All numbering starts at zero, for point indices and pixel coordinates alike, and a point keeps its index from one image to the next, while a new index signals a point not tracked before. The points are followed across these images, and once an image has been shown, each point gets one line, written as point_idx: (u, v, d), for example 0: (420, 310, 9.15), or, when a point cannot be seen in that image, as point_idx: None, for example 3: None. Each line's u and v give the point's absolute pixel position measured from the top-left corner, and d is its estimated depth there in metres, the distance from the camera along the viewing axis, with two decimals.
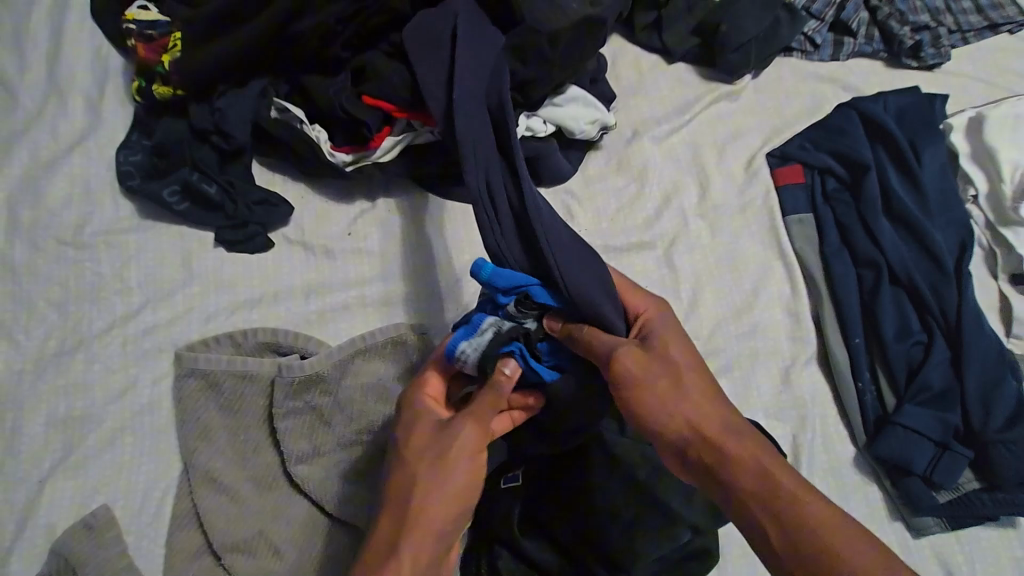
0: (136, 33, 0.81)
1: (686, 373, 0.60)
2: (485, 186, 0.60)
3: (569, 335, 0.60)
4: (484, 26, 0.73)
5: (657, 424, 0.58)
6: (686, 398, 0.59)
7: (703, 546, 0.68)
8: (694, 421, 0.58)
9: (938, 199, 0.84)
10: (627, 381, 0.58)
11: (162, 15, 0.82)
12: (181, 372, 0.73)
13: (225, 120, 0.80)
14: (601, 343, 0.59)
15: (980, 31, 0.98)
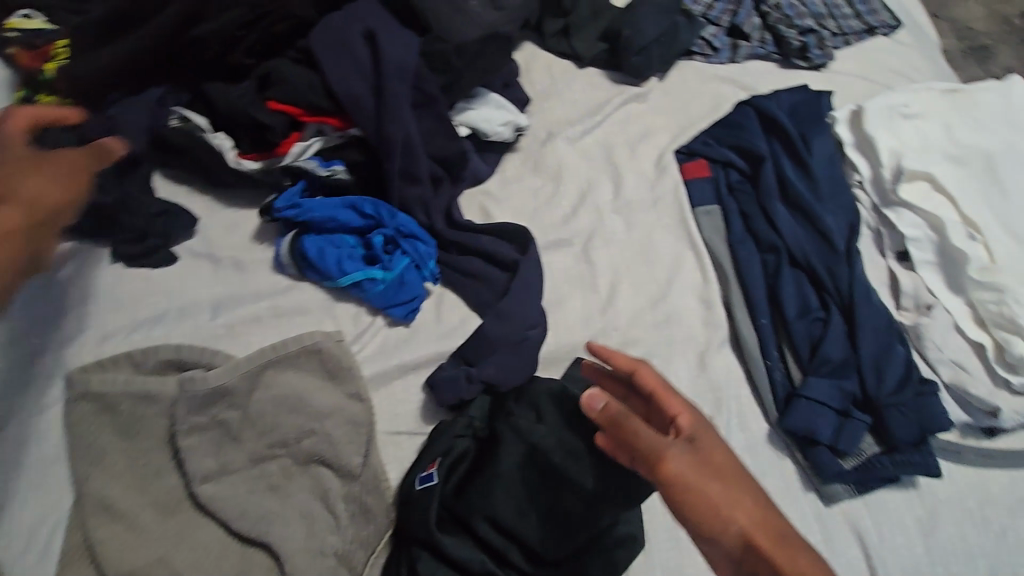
0: (19, 41, 0.80)
1: (737, 475, 0.54)
2: (412, 171, 0.83)
3: (610, 420, 0.57)
4: (391, 23, 0.82)
5: (711, 533, 0.51)
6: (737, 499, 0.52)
7: (628, 532, 0.67)
8: (742, 528, 0.51)
9: (828, 184, 0.90)
10: (668, 478, 0.53)
11: (48, 24, 0.83)
12: (74, 395, 0.69)
13: (120, 127, 0.77)
14: (641, 434, 0.55)
15: (859, 34, 1.07)
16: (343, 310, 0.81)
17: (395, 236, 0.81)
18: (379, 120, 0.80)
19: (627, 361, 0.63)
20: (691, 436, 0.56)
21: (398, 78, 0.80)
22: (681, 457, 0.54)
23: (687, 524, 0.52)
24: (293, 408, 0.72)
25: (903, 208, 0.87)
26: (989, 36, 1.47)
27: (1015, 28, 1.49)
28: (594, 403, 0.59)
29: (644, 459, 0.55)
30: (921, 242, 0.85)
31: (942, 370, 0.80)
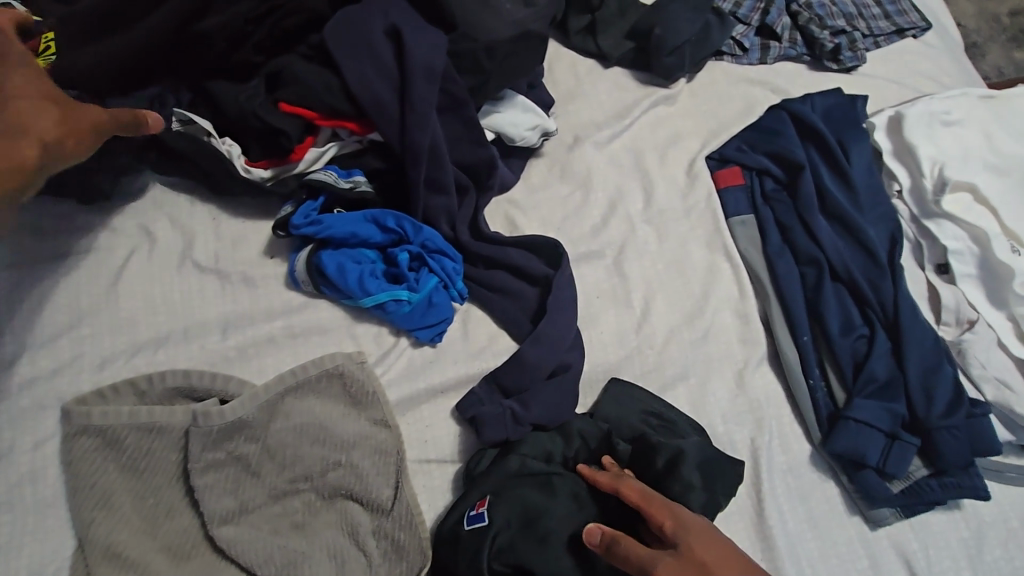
0: None
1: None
2: (436, 181, 0.78)
3: (606, 547, 0.59)
4: (413, 19, 0.76)
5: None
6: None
7: None
8: None
9: (868, 194, 0.87)
10: None
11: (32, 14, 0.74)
12: (70, 430, 0.62)
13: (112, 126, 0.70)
14: (633, 557, 0.56)
15: (889, 35, 1.04)
16: (363, 328, 0.75)
17: (422, 254, 0.76)
18: (403, 129, 0.74)
19: (607, 480, 0.65)
20: (677, 540, 0.57)
21: (425, 81, 0.74)
22: (669, 568, 0.55)
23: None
24: (315, 436, 0.67)
25: (944, 219, 0.84)
26: (976, 35, 1.45)
27: (1000, 26, 1.47)
28: (593, 534, 0.60)
29: None
30: (962, 256, 0.83)
31: (986, 389, 0.78)
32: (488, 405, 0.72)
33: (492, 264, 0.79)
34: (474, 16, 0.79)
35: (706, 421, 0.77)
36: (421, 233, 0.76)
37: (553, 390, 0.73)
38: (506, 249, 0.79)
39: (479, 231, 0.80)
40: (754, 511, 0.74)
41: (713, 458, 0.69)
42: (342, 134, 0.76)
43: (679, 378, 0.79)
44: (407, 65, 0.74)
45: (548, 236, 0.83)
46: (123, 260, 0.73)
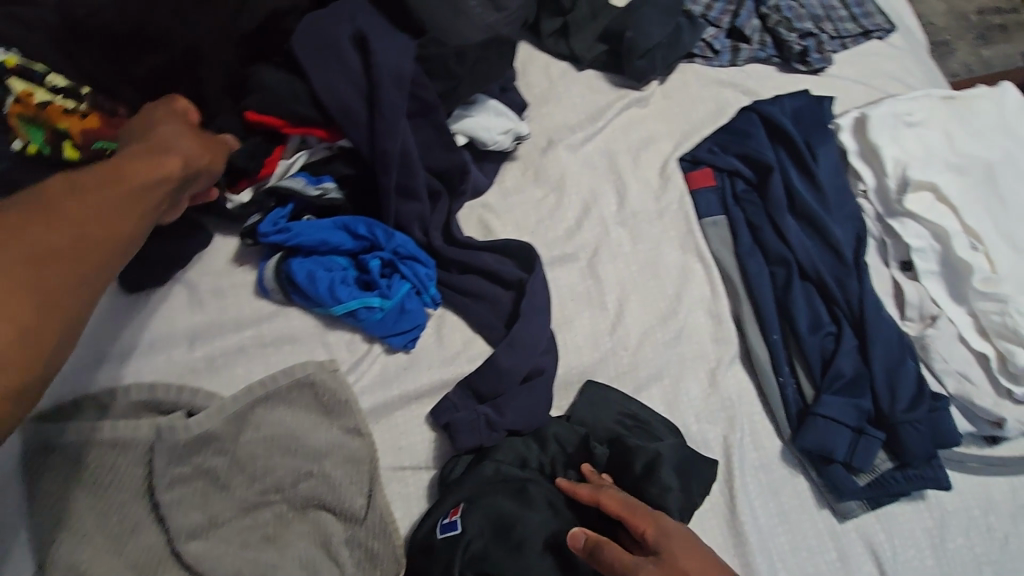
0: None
1: None
2: (406, 186, 0.77)
3: (591, 556, 0.59)
4: (383, 27, 0.76)
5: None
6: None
7: None
8: None
9: (835, 194, 0.88)
10: None
11: None
12: (30, 448, 0.60)
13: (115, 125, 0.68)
14: (619, 564, 0.56)
15: (855, 37, 1.06)
16: (335, 336, 0.74)
17: (394, 262, 0.76)
18: (372, 135, 0.74)
19: (588, 493, 0.65)
20: (659, 547, 0.57)
21: (394, 88, 0.74)
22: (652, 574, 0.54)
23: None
24: (286, 446, 0.66)
25: (908, 218, 0.86)
26: (947, 32, 1.49)
27: (964, 25, 1.51)
28: (577, 540, 0.60)
29: None
30: (925, 253, 0.85)
31: (948, 382, 0.80)
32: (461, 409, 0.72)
33: (463, 268, 0.79)
34: (446, 23, 0.78)
35: (680, 419, 0.78)
36: (391, 239, 0.76)
37: (527, 394, 0.73)
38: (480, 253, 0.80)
39: (450, 236, 0.80)
40: (727, 508, 0.75)
41: (684, 458, 0.70)
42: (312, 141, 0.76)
43: (653, 379, 0.80)
44: (375, 72, 0.73)
45: (522, 239, 0.83)
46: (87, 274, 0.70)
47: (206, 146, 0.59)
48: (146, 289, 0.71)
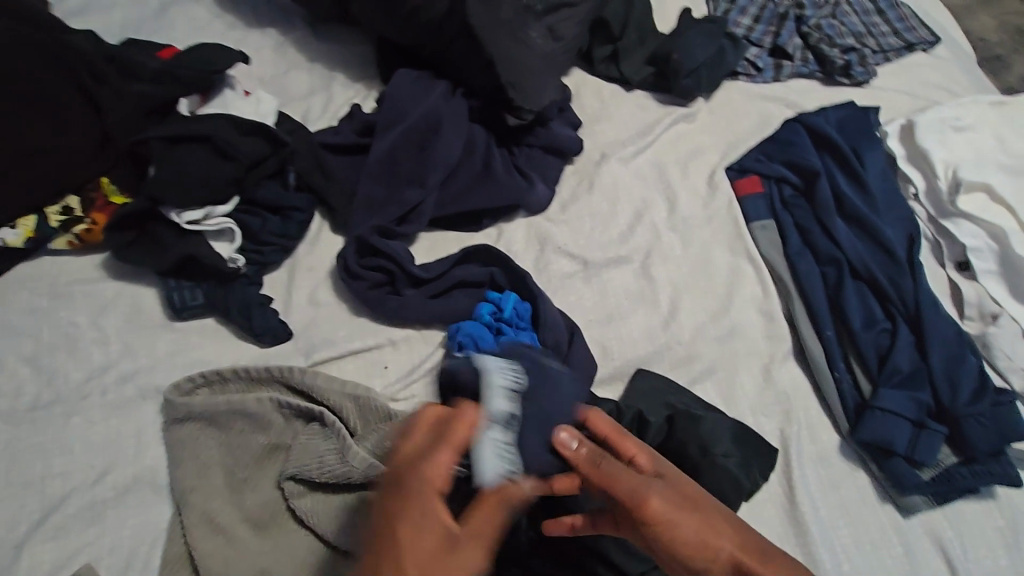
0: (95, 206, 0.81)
1: (704, 504, 0.60)
2: (444, 185, 0.90)
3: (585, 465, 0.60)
4: (445, 92, 0.91)
5: (696, 559, 0.57)
6: (713, 527, 0.58)
7: None
8: (713, 547, 0.57)
9: (884, 197, 0.91)
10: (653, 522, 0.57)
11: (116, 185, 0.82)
12: (174, 416, 0.73)
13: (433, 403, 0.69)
14: (625, 485, 0.58)
15: (899, 50, 1.10)
16: (401, 334, 0.84)
17: (500, 313, 0.82)
18: (433, 153, 0.88)
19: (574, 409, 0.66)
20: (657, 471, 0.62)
21: (455, 127, 0.90)
22: (660, 492, 0.58)
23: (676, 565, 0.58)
24: (383, 417, 0.75)
25: (962, 219, 0.87)
26: (1001, 47, 1.49)
27: None
28: (568, 443, 0.61)
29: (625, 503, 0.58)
30: (981, 253, 0.86)
31: (1014, 380, 0.80)
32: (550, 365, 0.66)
33: (450, 225, 0.91)
34: (508, 54, 0.88)
35: (735, 412, 0.81)
36: (459, 283, 0.86)
37: (577, 348, 0.81)
38: (484, 222, 0.92)
39: (442, 219, 0.91)
40: (786, 498, 0.76)
41: (737, 442, 0.75)
42: (258, 117, 0.87)
43: (708, 372, 0.84)
44: (434, 113, 0.89)
45: (512, 218, 0.94)
46: (207, 307, 0.80)
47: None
48: (227, 279, 0.81)
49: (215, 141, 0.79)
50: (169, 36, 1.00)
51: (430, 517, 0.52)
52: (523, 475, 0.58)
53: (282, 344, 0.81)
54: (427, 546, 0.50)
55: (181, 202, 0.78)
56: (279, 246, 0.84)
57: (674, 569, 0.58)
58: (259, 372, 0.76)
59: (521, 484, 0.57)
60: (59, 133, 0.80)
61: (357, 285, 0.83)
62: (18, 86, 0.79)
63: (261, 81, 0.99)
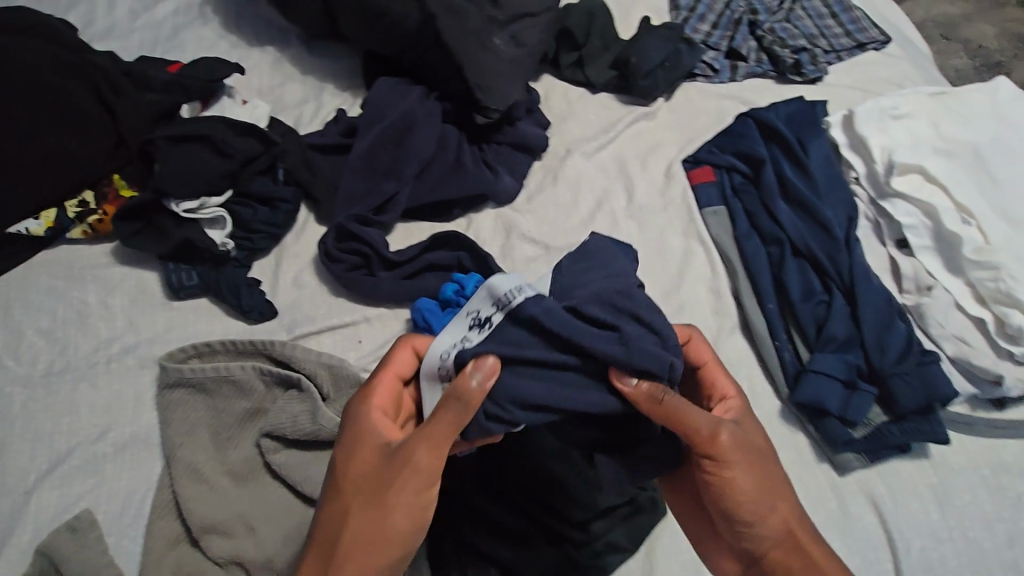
0: (108, 200, 0.92)
1: (770, 465, 0.67)
2: (417, 180, 0.98)
3: (644, 397, 0.61)
4: (419, 96, 1.00)
5: (752, 506, 0.64)
6: (775, 487, 0.66)
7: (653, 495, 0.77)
8: (767, 503, 0.65)
9: (826, 182, 0.97)
10: (724, 461, 0.64)
11: (128, 181, 0.93)
12: (168, 381, 0.81)
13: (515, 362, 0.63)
14: (707, 423, 0.64)
15: (851, 50, 1.16)
16: (375, 311, 0.93)
17: (463, 290, 0.89)
18: (407, 152, 0.97)
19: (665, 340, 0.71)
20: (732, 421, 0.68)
21: (428, 127, 0.99)
22: (738, 439, 0.65)
23: (723, 506, 0.65)
24: (356, 384, 0.83)
25: (898, 199, 0.94)
26: (1002, 54, 1.55)
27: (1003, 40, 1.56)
28: (626, 377, 0.61)
29: (701, 441, 0.64)
30: (917, 229, 0.92)
31: (945, 345, 0.87)
32: (640, 329, 0.62)
33: (424, 215, 1.00)
34: (474, 60, 0.97)
35: None
36: (431, 267, 0.95)
37: None
38: (455, 213, 1.00)
39: (417, 210, 1.00)
40: None
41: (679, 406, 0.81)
42: (253, 120, 0.98)
43: None
44: (409, 115, 0.98)
45: (482, 208, 1.02)
46: (202, 288, 0.90)
47: (398, 494, 0.60)
48: (223, 262, 0.91)
49: (214, 139, 0.91)
50: (180, 54, 1.13)
51: (382, 424, 0.65)
52: (483, 369, 0.59)
53: (268, 321, 0.90)
54: (377, 447, 0.64)
55: (179, 194, 0.88)
56: (267, 234, 0.94)
57: (722, 510, 0.66)
58: (244, 345, 0.85)
59: (478, 382, 0.59)
60: (79, 137, 0.91)
61: (335, 268, 0.92)
62: (50, 98, 0.92)
63: (259, 92, 1.11)
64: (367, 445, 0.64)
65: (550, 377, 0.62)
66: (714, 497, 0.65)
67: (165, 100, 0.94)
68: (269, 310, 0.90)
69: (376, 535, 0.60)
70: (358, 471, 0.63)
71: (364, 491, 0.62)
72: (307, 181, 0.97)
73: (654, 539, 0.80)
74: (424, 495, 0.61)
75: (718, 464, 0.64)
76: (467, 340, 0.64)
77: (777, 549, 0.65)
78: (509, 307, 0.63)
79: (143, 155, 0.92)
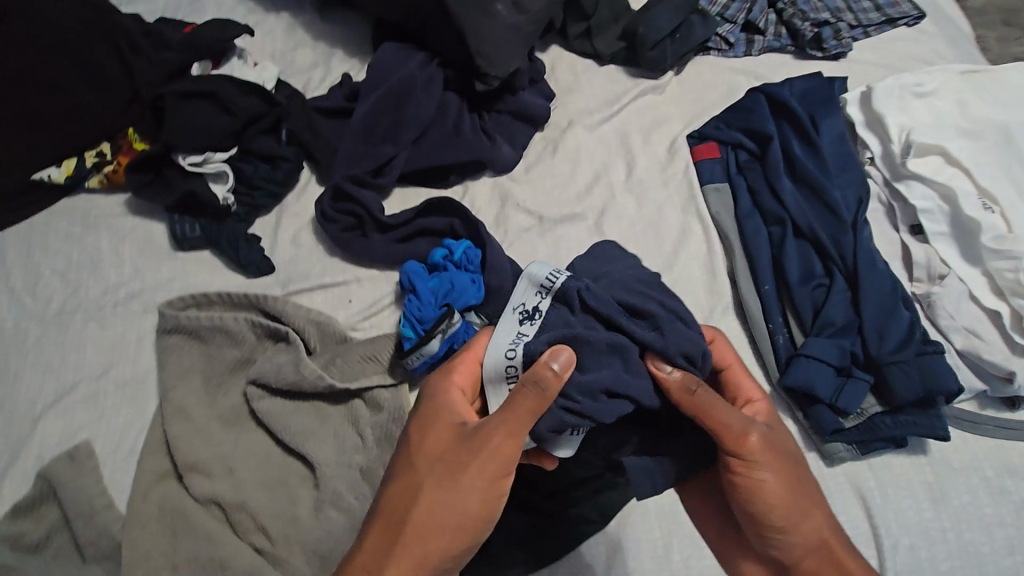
0: (122, 152, 0.97)
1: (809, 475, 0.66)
2: (415, 147, 0.99)
3: (686, 392, 0.62)
4: (421, 63, 1.01)
5: (787, 513, 0.63)
6: (808, 494, 0.64)
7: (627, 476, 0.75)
8: (802, 510, 0.63)
9: (837, 161, 0.92)
10: (759, 461, 0.62)
11: (139, 134, 0.97)
12: (166, 327, 0.85)
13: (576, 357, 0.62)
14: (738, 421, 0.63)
15: (880, 25, 1.10)
16: (367, 273, 0.94)
17: (452, 256, 0.89)
18: (406, 118, 0.98)
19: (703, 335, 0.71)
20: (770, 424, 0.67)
21: (427, 93, 1.00)
22: (771, 439, 0.64)
23: (752, 510, 0.64)
24: (342, 340, 0.86)
25: (914, 180, 0.88)
26: None
27: None
28: (663, 365, 0.63)
29: (727, 438, 0.62)
30: (932, 214, 0.86)
31: (954, 338, 0.81)
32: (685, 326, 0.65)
33: (421, 181, 1.01)
34: (475, 25, 0.96)
35: None
36: (423, 232, 0.95)
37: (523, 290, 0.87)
38: (451, 179, 1.01)
39: (413, 176, 1.01)
40: None
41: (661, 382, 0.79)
42: (260, 81, 1.00)
43: None
44: (409, 81, 0.99)
45: (479, 176, 1.02)
46: (203, 240, 0.94)
47: (470, 477, 0.59)
48: (223, 216, 0.94)
49: (220, 96, 0.94)
50: (199, 19, 1.16)
51: (448, 417, 0.63)
52: (562, 358, 0.58)
53: (265, 277, 0.93)
54: (449, 427, 0.62)
55: (185, 148, 0.92)
56: (268, 192, 0.97)
57: (754, 515, 0.64)
58: (238, 297, 0.87)
59: (556, 369, 0.58)
60: (98, 92, 0.96)
61: (330, 228, 0.94)
62: (72, 53, 0.96)
63: (272, 57, 1.13)
64: (430, 440, 0.62)
65: (613, 364, 0.62)
66: (739, 498, 0.64)
67: (174, 58, 0.96)
68: (265, 266, 0.93)
69: (444, 518, 0.58)
70: (421, 466, 0.61)
71: (435, 470, 0.60)
72: (307, 142, 0.99)
73: (624, 510, 0.76)
74: (485, 495, 0.59)
75: (749, 464, 0.62)
76: (523, 333, 0.65)
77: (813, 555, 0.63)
78: (554, 291, 0.65)
79: (153, 109, 0.95)
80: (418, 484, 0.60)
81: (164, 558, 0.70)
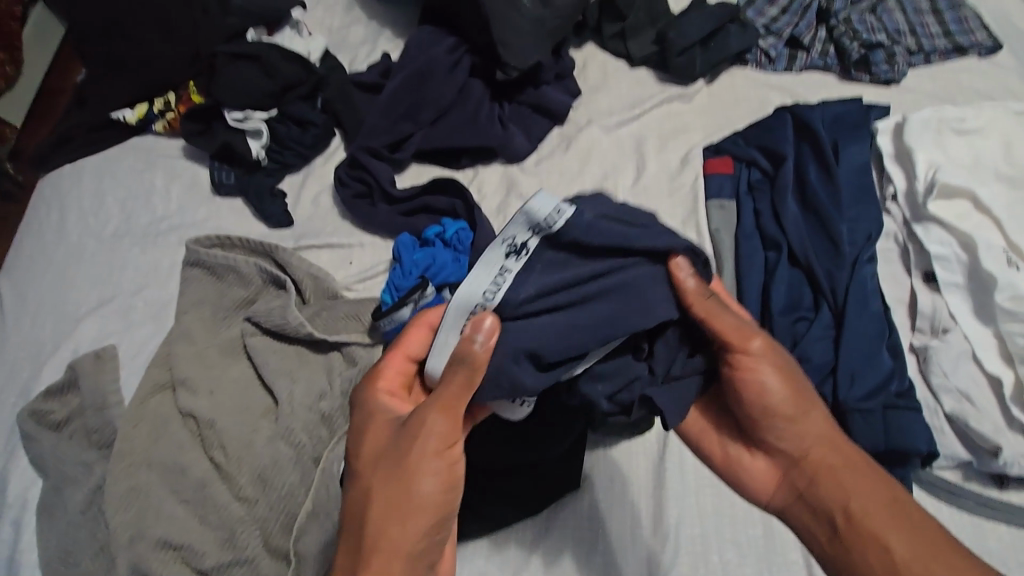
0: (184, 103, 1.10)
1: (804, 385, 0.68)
2: (433, 126, 1.05)
3: (697, 286, 0.62)
4: (450, 50, 1.07)
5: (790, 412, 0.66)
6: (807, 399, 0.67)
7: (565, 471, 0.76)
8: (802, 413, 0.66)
9: (852, 192, 0.87)
10: (760, 359, 0.66)
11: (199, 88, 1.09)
12: (189, 260, 0.95)
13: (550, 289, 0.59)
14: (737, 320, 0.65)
15: (945, 52, 1.01)
16: (370, 239, 1.01)
17: (444, 233, 0.94)
18: (428, 98, 1.05)
19: None
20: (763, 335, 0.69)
21: (452, 78, 1.05)
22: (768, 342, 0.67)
23: (759, 410, 0.67)
24: (332, 296, 0.93)
25: (933, 224, 0.82)
26: None
27: None
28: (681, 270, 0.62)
29: (735, 335, 0.65)
30: (948, 262, 0.80)
31: (945, 398, 0.74)
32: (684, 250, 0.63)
33: (435, 160, 1.06)
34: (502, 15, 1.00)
35: None
36: (425, 208, 1.00)
37: None
38: (462, 162, 1.05)
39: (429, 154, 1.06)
40: (657, 453, 0.80)
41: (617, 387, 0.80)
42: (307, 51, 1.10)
43: None
44: (436, 65, 1.05)
45: (489, 163, 1.05)
46: (236, 189, 1.05)
47: (420, 468, 0.58)
48: (255, 169, 1.05)
49: (268, 61, 1.04)
50: None
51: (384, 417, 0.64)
52: (483, 328, 0.57)
53: (281, 230, 1.02)
54: (387, 425, 0.63)
55: (231, 104, 1.03)
56: (297, 152, 1.06)
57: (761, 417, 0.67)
58: (252, 243, 0.96)
59: (481, 342, 0.57)
60: (172, 47, 1.09)
61: (342, 192, 1.02)
62: (156, 11, 1.10)
63: (327, 31, 1.23)
64: (378, 440, 0.63)
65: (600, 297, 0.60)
66: (747, 400, 0.67)
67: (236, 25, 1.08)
68: (281, 219, 1.02)
69: (409, 509, 0.58)
70: (371, 465, 0.61)
71: (383, 472, 0.60)
72: (338, 112, 1.07)
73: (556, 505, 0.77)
74: (442, 471, 0.59)
75: (750, 360, 0.66)
76: (505, 272, 0.59)
77: (816, 449, 0.66)
78: (548, 232, 0.58)
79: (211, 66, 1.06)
80: (376, 485, 0.60)
81: (146, 453, 0.81)
